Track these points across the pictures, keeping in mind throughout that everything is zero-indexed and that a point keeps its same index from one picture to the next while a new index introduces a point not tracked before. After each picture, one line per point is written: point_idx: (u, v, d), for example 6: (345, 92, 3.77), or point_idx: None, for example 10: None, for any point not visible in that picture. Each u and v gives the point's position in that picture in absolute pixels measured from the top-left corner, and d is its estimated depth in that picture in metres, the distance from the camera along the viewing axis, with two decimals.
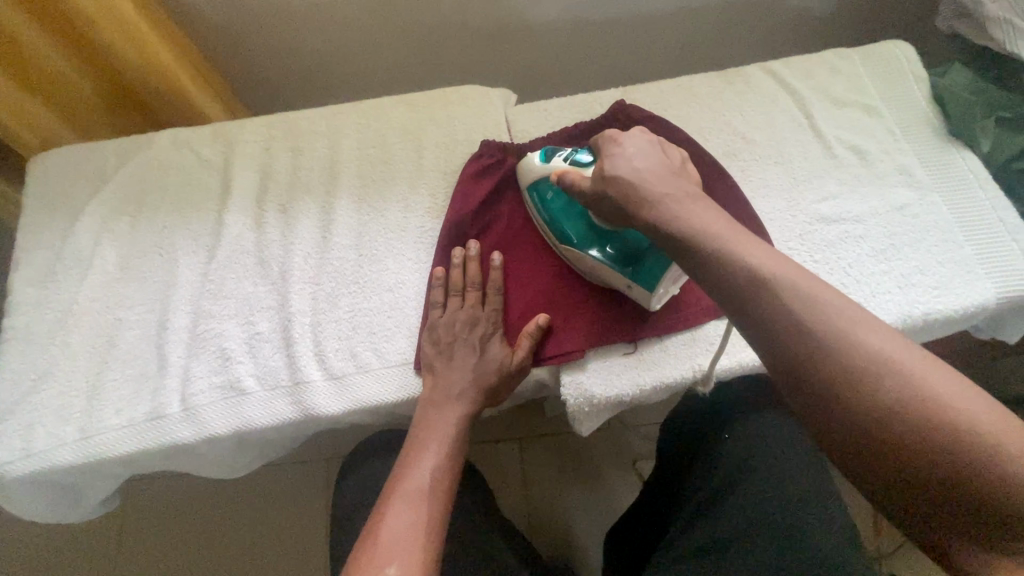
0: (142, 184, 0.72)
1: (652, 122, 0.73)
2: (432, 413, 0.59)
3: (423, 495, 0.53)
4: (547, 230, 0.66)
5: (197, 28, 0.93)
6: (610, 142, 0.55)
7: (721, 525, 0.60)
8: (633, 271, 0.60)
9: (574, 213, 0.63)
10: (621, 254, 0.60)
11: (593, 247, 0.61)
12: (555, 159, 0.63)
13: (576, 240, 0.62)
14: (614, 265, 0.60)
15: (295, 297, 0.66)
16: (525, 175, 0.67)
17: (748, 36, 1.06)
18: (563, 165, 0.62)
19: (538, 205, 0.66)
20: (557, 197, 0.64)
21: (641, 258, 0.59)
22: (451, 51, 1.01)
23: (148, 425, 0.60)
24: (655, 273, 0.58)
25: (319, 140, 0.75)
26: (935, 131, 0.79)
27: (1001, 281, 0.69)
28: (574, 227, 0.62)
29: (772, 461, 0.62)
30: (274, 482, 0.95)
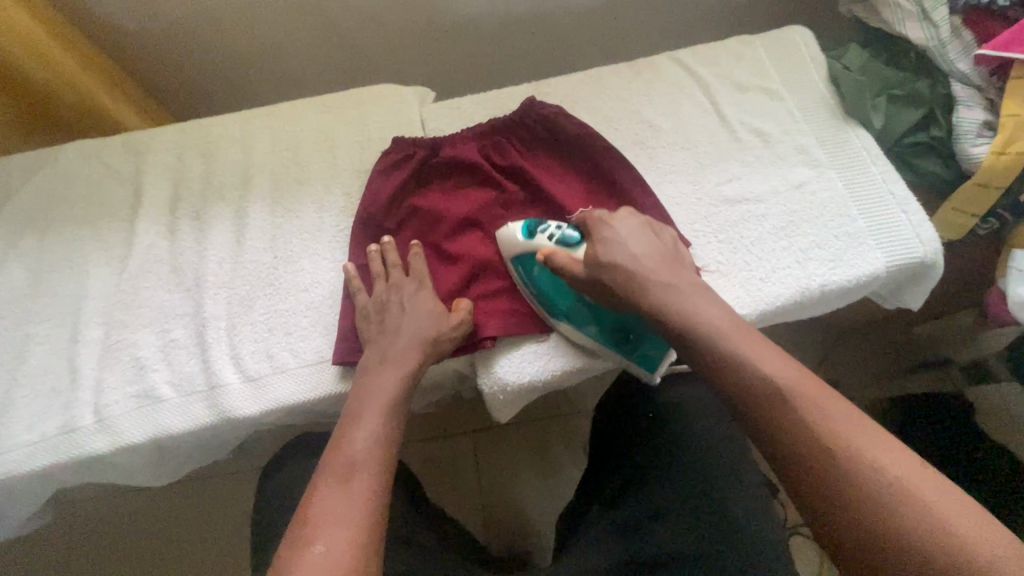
0: (52, 198, 0.72)
1: (563, 115, 0.74)
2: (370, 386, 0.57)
3: (354, 468, 0.49)
4: (533, 302, 0.65)
5: (110, 36, 0.92)
6: (601, 223, 0.60)
7: (641, 500, 0.66)
8: (630, 350, 0.64)
9: (564, 291, 0.63)
10: (617, 334, 0.63)
11: (589, 325, 0.63)
12: (539, 236, 0.62)
13: (572, 319, 0.63)
14: (614, 346, 0.64)
15: (209, 303, 0.66)
16: (507, 248, 0.65)
17: (667, 26, 1.10)
18: (551, 244, 0.61)
19: (524, 280, 0.64)
20: (543, 274, 0.63)
21: (638, 339, 0.64)
22: (375, 51, 1.02)
23: (61, 439, 0.60)
24: (654, 355, 0.64)
25: (232, 145, 0.76)
26: (831, 110, 0.83)
27: (891, 251, 0.73)
28: (567, 304, 0.63)
29: (690, 444, 0.67)
30: (218, 489, 0.95)
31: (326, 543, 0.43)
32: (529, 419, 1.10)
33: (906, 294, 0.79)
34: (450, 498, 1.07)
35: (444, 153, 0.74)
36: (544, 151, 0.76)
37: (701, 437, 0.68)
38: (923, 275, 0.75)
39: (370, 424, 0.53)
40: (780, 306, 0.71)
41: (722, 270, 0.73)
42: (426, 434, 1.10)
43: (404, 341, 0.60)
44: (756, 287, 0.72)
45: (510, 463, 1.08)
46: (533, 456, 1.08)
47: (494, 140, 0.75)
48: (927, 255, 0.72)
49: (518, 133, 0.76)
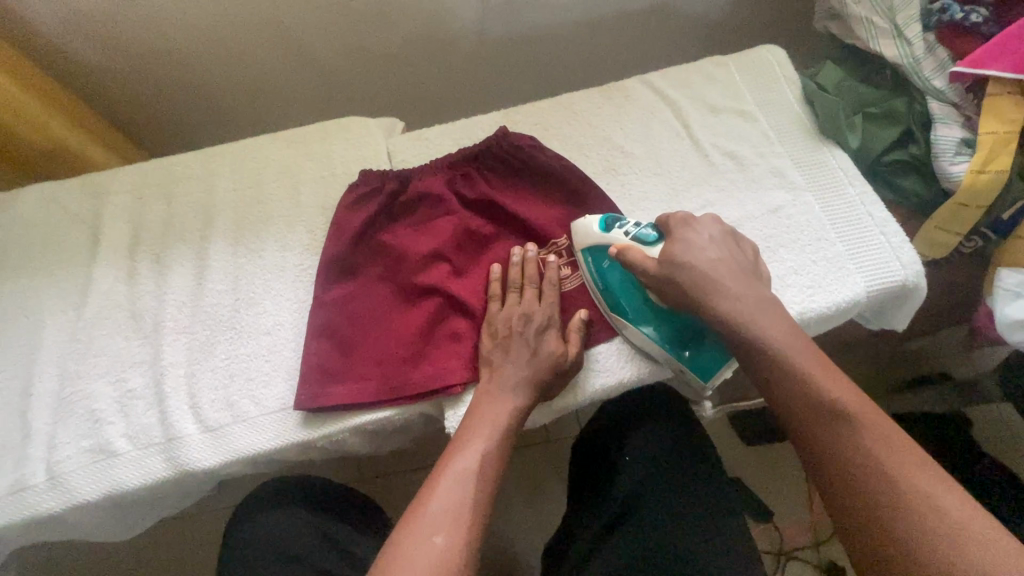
0: (8, 244, 0.70)
1: (536, 148, 0.72)
2: (485, 399, 0.58)
3: (473, 474, 0.51)
4: (601, 298, 0.65)
5: (76, 73, 0.91)
6: (682, 225, 0.60)
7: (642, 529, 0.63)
8: (688, 355, 0.62)
9: (634, 291, 0.63)
10: (676, 336, 0.62)
11: (649, 325, 0.62)
12: (616, 231, 0.63)
13: (632, 315, 0.63)
14: (670, 348, 0.61)
15: (167, 350, 0.64)
16: (581, 240, 0.65)
17: (641, 45, 1.09)
18: (626, 239, 0.62)
19: (594, 274, 0.65)
20: (613, 269, 0.64)
21: (700, 343, 0.61)
22: (346, 79, 1.02)
23: (11, 499, 0.58)
24: (710, 364, 0.61)
25: (193, 184, 0.74)
26: (806, 131, 0.81)
27: (871, 276, 0.71)
28: (634, 304, 0.63)
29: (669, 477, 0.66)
30: (188, 534, 0.92)
31: (445, 541, 0.47)
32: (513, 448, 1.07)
33: (891, 316, 0.76)
34: None
35: (414, 185, 0.71)
36: (517, 183, 0.73)
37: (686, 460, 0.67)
38: (905, 298, 0.73)
39: (481, 437, 0.55)
40: None
41: None
42: None
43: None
44: None
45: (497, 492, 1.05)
46: (519, 488, 1.04)
47: (465, 172, 0.73)
48: (908, 279, 0.71)
49: (490, 163, 0.73)
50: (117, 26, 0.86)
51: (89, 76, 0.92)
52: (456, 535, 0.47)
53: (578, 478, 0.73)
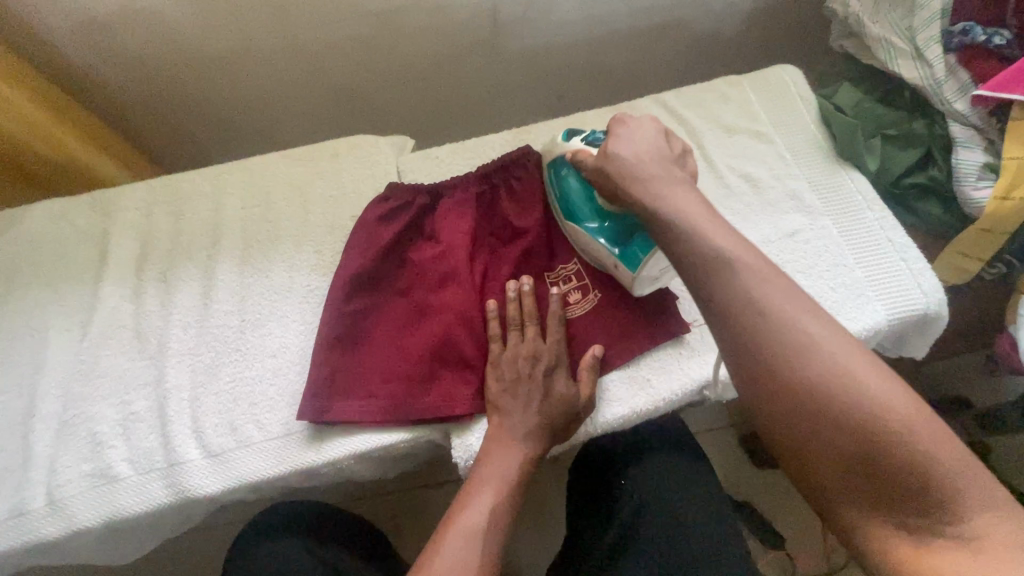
0: (16, 261, 0.69)
1: None
2: (492, 447, 0.58)
3: (479, 532, 0.52)
4: (557, 206, 0.67)
5: (88, 88, 0.92)
6: (618, 123, 0.58)
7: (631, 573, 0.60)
8: (619, 250, 0.61)
9: (582, 191, 0.64)
10: (612, 232, 0.62)
11: (591, 222, 0.63)
12: (575, 140, 0.66)
13: (578, 213, 0.64)
14: (605, 241, 0.61)
15: (172, 372, 0.63)
16: (546, 156, 0.69)
17: (653, 63, 1.08)
18: (581, 144, 0.64)
19: (553, 181, 0.67)
20: (569, 176, 0.65)
21: (630, 240, 0.61)
22: (357, 95, 1.02)
23: (11, 524, 0.57)
24: (638, 257, 0.60)
25: (201, 201, 0.73)
26: (823, 153, 0.80)
27: (891, 304, 0.69)
28: (580, 203, 0.64)
29: (676, 504, 0.63)
30: (189, 554, 0.90)
31: None
32: None
33: (912, 344, 0.74)
34: None
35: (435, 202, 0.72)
36: (529, 202, 0.71)
37: (684, 497, 0.64)
38: (926, 327, 0.71)
39: (490, 492, 0.56)
40: None
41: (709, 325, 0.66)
42: None
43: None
44: None
45: None
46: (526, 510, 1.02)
47: (483, 189, 0.72)
48: (930, 308, 0.69)
49: (507, 181, 0.73)
50: (130, 41, 0.86)
51: (102, 91, 0.93)
52: None
53: (581, 502, 0.71)
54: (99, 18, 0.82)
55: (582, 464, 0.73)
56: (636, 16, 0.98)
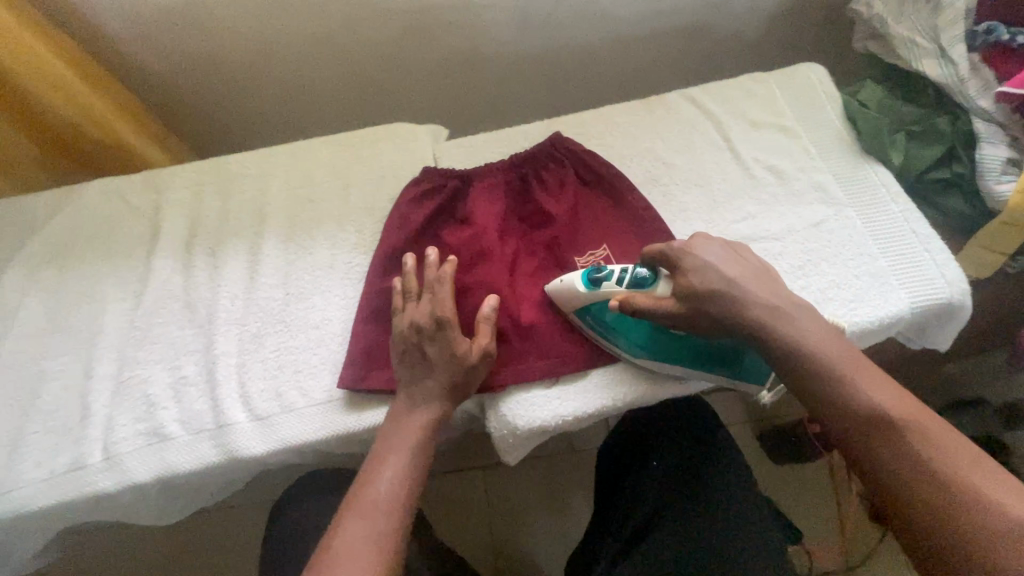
0: (73, 233, 0.73)
1: (587, 152, 0.75)
2: (391, 428, 0.58)
3: (377, 506, 0.52)
4: (615, 348, 0.63)
5: (138, 77, 0.96)
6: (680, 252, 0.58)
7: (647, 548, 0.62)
8: (727, 371, 0.61)
9: (649, 331, 0.61)
10: (716, 358, 0.61)
11: (684, 359, 0.61)
12: (605, 283, 0.60)
13: (660, 355, 0.61)
14: (711, 367, 0.61)
15: (220, 340, 0.66)
16: (568, 301, 0.63)
17: (678, 62, 1.11)
18: (624, 290, 0.59)
19: (597, 329, 0.63)
20: (618, 318, 0.61)
21: (739, 357, 0.60)
22: (391, 89, 1.05)
23: (69, 477, 0.60)
24: (753, 369, 0.61)
25: (247, 182, 0.77)
26: (848, 147, 0.82)
27: (915, 292, 0.71)
28: (659, 347, 0.61)
29: (705, 477, 0.66)
30: (220, 525, 0.93)
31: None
32: (540, 455, 1.07)
33: (935, 335, 0.76)
34: (457, 534, 1.03)
35: (470, 184, 0.74)
36: (562, 186, 0.74)
37: (709, 485, 0.65)
38: (950, 317, 0.72)
39: (390, 468, 0.55)
40: None
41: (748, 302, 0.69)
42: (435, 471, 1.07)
43: (416, 382, 0.59)
44: None
45: (522, 500, 1.04)
46: (546, 496, 1.04)
47: (517, 173, 0.75)
48: (953, 296, 0.70)
49: (540, 167, 0.76)
50: (181, 36, 0.90)
51: (151, 82, 0.97)
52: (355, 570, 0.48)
53: (611, 479, 0.73)
54: (153, 12, 0.86)
55: (611, 450, 0.76)
56: (664, 16, 1.01)
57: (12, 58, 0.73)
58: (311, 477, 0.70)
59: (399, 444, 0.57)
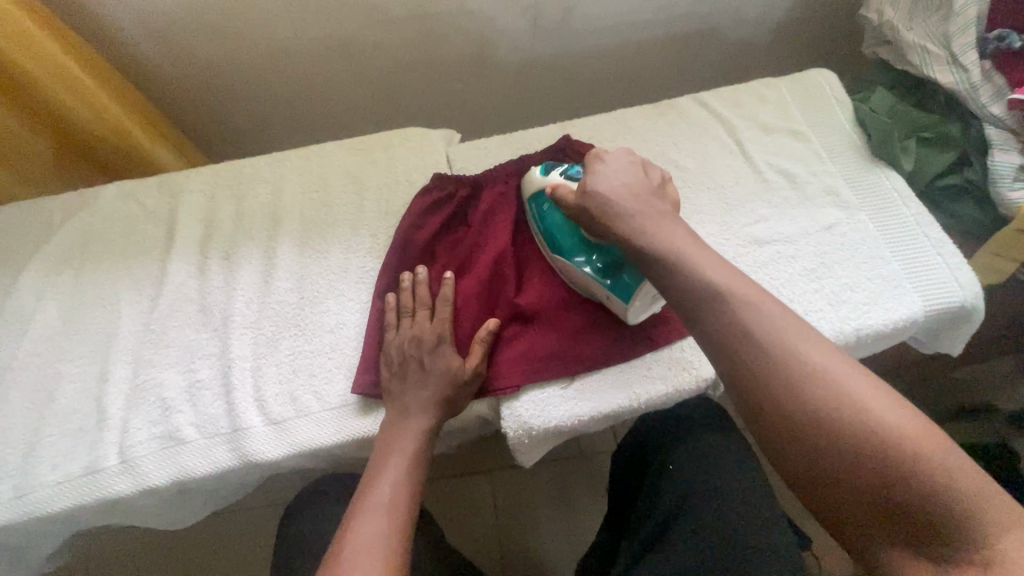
0: (89, 236, 0.73)
1: None
2: (395, 430, 0.59)
3: (387, 506, 0.52)
4: (540, 237, 0.69)
5: (151, 80, 0.96)
6: (595, 159, 0.60)
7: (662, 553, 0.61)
8: (610, 281, 0.62)
9: (566, 226, 0.65)
10: (601, 267, 0.62)
11: (579, 259, 0.63)
12: (552, 174, 0.67)
13: (565, 248, 0.65)
14: (595, 273, 0.62)
15: (235, 344, 0.66)
16: (527, 189, 0.70)
17: (688, 67, 1.11)
18: (559, 179, 0.65)
19: (535, 215, 0.69)
20: (551, 210, 0.67)
21: (619, 270, 0.61)
22: (402, 93, 1.06)
23: (85, 480, 0.60)
24: (630, 287, 0.60)
25: (262, 185, 0.77)
26: (860, 153, 0.82)
27: (929, 297, 0.70)
28: (565, 239, 0.65)
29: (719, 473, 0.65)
30: (231, 528, 0.93)
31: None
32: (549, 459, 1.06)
33: (942, 339, 0.76)
34: (465, 537, 1.03)
35: (481, 190, 0.75)
36: None
37: (725, 487, 0.63)
38: (963, 320, 0.72)
39: (393, 469, 0.55)
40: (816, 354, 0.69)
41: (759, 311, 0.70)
42: (444, 473, 1.07)
43: (433, 387, 0.60)
44: None
45: (531, 504, 1.04)
46: (556, 500, 1.04)
47: (528, 177, 0.75)
48: (967, 301, 0.70)
49: None
50: (194, 40, 0.90)
51: (164, 85, 0.97)
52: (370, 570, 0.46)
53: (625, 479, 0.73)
54: (167, 17, 0.86)
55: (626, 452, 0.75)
56: (674, 21, 1.01)
57: (29, 61, 0.73)
58: (325, 480, 0.70)
59: (404, 443, 0.57)
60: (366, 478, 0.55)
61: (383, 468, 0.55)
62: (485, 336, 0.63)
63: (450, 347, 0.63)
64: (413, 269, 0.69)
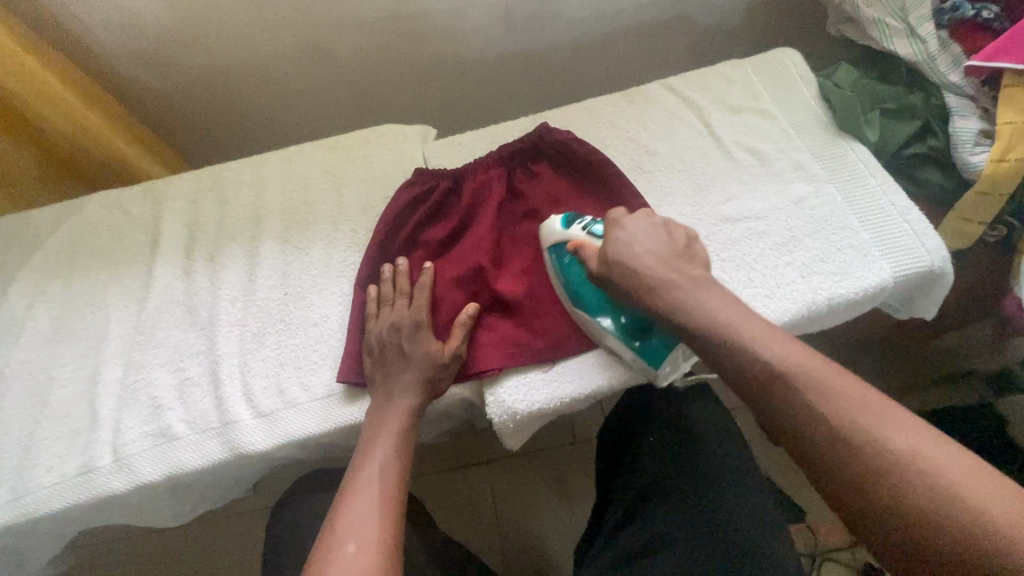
0: (75, 246, 0.75)
1: (577, 142, 0.76)
2: (382, 413, 0.60)
3: (377, 482, 0.54)
4: (559, 289, 0.67)
5: (133, 92, 0.98)
6: (613, 223, 0.61)
7: (647, 528, 0.62)
8: (639, 345, 0.63)
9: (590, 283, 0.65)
10: (631, 327, 0.63)
11: (606, 316, 0.64)
12: (575, 226, 0.66)
13: (590, 306, 0.64)
14: (624, 337, 0.63)
15: (222, 341, 0.68)
16: (544, 237, 0.68)
17: (659, 53, 1.13)
18: (582, 234, 0.65)
19: (555, 265, 0.67)
20: (574, 264, 0.66)
21: (650, 335, 0.63)
22: (380, 94, 1.08)
23: (80, 479, 0.61)
24: (661, 352, 0.62)
25: (243, 188, 0.79)
26: (826, 127, 0.84)
27: (897, 262, 0.72)
28: (591, 295, 0.64)
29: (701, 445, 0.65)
30: (230, 526, 0.94)
31: (356, 546, 0.47)
32: (543, 446, 1.08)
33: (919, 302, 0.77)
34: (465, 529, 1.04)
35: (460, 181, 0.76)
36: (554, 179, 0.76)
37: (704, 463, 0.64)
38: (934, 285, 0.74)
39: (380, 449, 0.57)
40: (787, 324, 0.70)
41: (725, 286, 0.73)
42: (440, 467, 1.08)
43: (415, 371, 0.62)
44: (762, 304, 0.71)
45: (527, 492, 1.05)
46: (551, 485, 1.05)
47: (508, 166, 0.77)
48: (935, 265, 0.72)
49: (531, 159, 0.78)
50: (173, 55, 0.92)
51: (143, 95, 0.99)
52: (366, 544, 0.48)
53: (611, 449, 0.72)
54: (146, 33, 0.88)
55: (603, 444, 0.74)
56: (642, 10, 1.03)
57: (11, 78, 0.75)
58: (316, 471, 0.71)
59: (390, 426, 0.59)
60: (354, 459, 0.57)
61: (371, 447, 0.57)
62: (466, 319, 0.65)
63: (430, 333, 0.64)
64: (393, 261, 0.71)
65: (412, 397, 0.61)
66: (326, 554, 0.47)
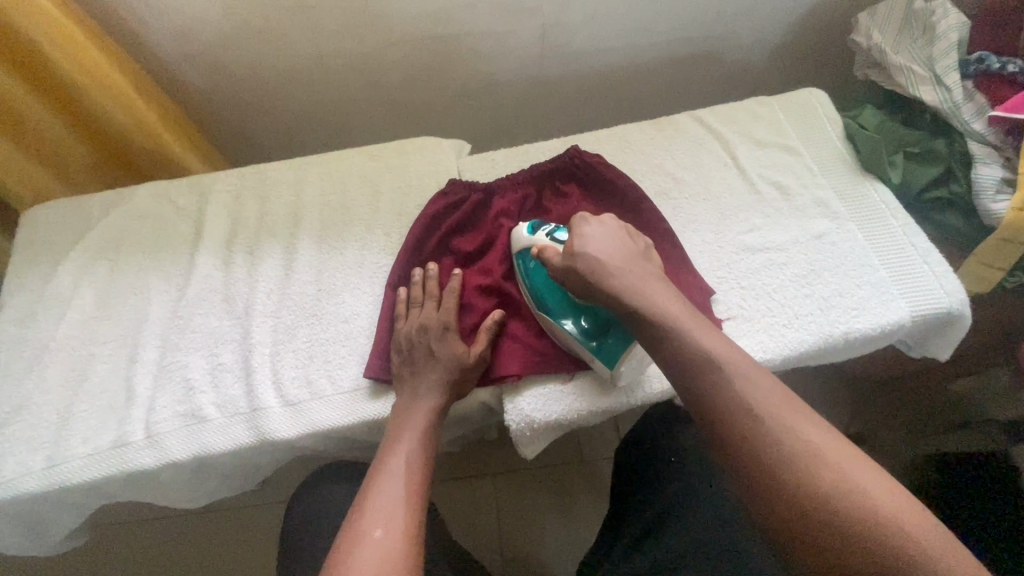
0: (122, 232, 0.79)
1: (606, 164, 0.78)
2: (407, 410, 0.62)
3: (403, 476, 0.55)
4: (527, 293, 0.69)
5: (185, 91, 1.03)
6: (582, 222, 0.63)
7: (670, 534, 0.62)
8: (596, 344, 0.63)
9: (554, 287, 0.66)
10: (590, 326, 0.64)
11: (567, 318, 0.65)
12: (540, 233, 0.69)
13: (553, 308, 0.65)
14: (582, 337, 0.64)
15: (256, 331, 0.71)
16: (514, 246, 0.71)
17: (688, 86, 1.17)
18: (546, 240, 0.67)
19: (522, 271, 0.69)
20: (537, 268, 0.68)
21: (606, 333, 0.63)
22: (417, 108, 1.12)
23: (112, 453, 0.64)
24: (615, 350, 0.62)
25: (285, 188, 0.83)
26: (850, 166, 0.86)
27: (916, 300, 0.74)
28: (552, 296, 0.66)
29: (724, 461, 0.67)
30: (239, 515, 0.96)
31: (382, 533, 0.49)
32: (551, 462, 1.08)
33: (936, 344, 0.78)
34: (467, 540, 1.04)
35: (491, 195, 0.79)
36: (583, 199, 0.79)
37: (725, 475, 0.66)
38: (952, 326, 0.75)
39: (407, 444, 0.59)
40: (803, 353, 0.72)
41: (744, 313, 0.75)
42: (448, 475, 1.09)
43: (440, 372, 0.64)
44: (778, 332, 0.73)
45: (531, 507, 1.05)
46: (557, 503, 1.05)
47: (538, 184, 0.80)
48: (954, 306, 0.73)
49: (561, 179, 0.81)
50: (226, 59, 0.98)
51: (194, 94, 1.04)
52: (393, 530, 0.49)
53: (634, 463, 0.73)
54: (203, 37, 0.93)
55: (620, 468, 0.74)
56: (675, 44, 1.07)
57: (80, 71, 0.80)
58: (334, 465, 0.73)
59: (415, 422, 0.61)
60: (381, 451, 0.58)
61: (397, 441, 0.59)
62: (490, 325, 0.67)
63: (456, 337, 0.67)
64: (423, 266, 0.74)
65: (432, 396, 0.63)
66: (353, 537, 0.49)
